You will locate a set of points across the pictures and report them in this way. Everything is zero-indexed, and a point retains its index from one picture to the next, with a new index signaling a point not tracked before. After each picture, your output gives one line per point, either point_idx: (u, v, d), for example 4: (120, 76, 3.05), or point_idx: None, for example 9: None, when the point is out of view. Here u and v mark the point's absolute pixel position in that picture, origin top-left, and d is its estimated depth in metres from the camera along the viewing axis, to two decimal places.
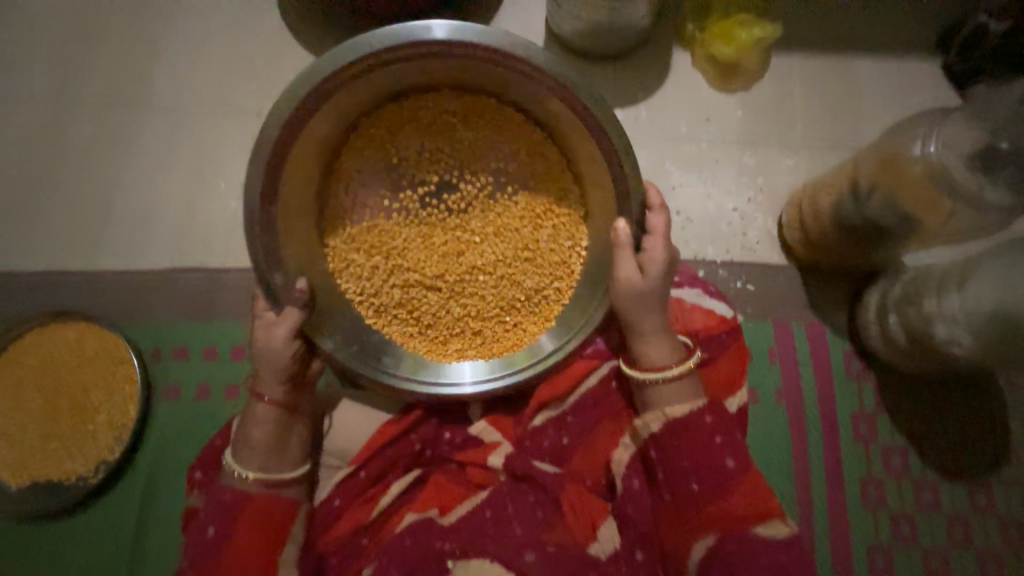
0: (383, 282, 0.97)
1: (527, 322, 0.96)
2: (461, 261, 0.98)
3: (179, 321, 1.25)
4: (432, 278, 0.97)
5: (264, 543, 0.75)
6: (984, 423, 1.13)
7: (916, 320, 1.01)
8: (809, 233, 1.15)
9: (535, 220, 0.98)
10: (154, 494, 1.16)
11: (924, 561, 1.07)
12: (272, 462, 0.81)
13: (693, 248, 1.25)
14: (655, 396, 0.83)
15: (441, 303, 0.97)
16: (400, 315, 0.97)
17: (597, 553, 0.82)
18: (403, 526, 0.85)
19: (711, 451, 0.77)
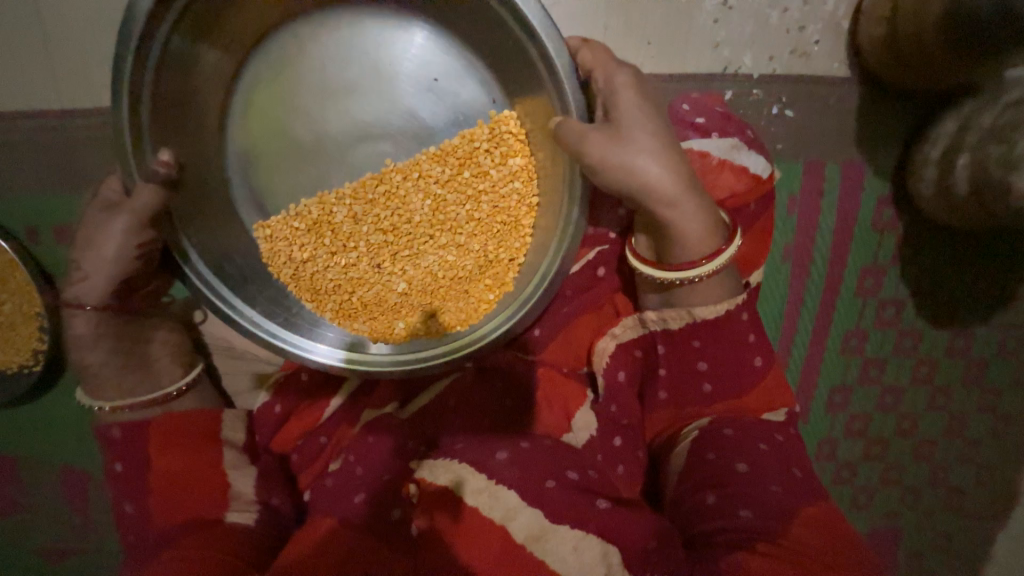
0: (305, 260, 0.69)
1: (482, 290, 0.69)
2: (396, 224, 0.68)
3: (43, 190, 0.94)
4: (364, 249, 0.69)
5: (190, 471, 0.68)
6: (999, 274, 1.01)
7: (995, 165, 0.76)
8: (899, 32, 0.79)
9: (488, 160, 0.67)
10: None
11: (878, 400, 1.08)
12: (132, 382, 0.70)
13: (726, 55, 0.88)
14: (681, 298, 0.70)
15: (379, 277, 0.70)
16: (333, 295, 0.70)
17: (573, 441, 0.76)
18: (362, 425, 0.78)
19: (740, 349, 0.72)
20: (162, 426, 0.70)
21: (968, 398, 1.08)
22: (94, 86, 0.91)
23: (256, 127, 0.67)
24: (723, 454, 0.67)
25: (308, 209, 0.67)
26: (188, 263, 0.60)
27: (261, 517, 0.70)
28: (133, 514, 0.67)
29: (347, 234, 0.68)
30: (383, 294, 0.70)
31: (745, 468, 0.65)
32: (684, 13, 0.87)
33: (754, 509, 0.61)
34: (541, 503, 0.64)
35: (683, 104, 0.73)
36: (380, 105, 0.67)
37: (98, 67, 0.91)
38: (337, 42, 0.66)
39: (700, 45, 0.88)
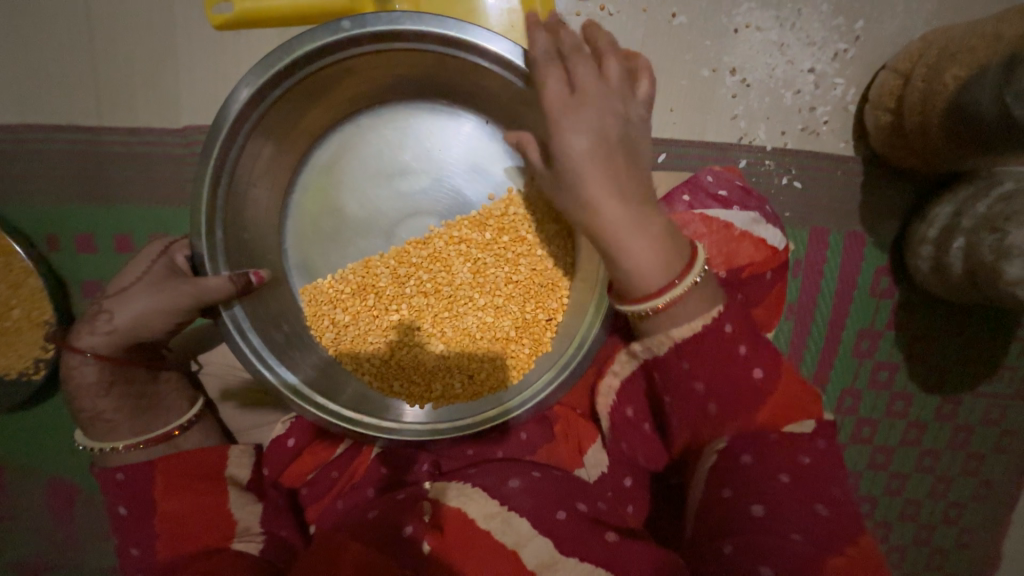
0: (351, 326, 0.74)
1: (521, 349, 0.73)
2: (437, 290, 0.74)
3: (75, 205, 0.96)
4: (406, 313, 0.74)
5: (197, 509, 0.65)
6: (986, 344, 1.07)
7: (989, 251, 0.81)
8: (905, 122, 0.86)
9: (526, 230, 0.73)
10: None
11: (869, 457, 1.11)
12: (147, 419, 0.67)
13: (742, 127, 0.94)
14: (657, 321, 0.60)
15: (419, 339, 0.74)
16: (374, 358, 0.73)
17: (585, 476, 0.77)
18: (376, 456, 0.78)
19: (732, 364, 0.61)
20: (169, 469, 0.66)
21: (955, 460, 1.12)
22: (131, 108, 0.94)
23: (317, 201, 0.74)
24: (738, 492, 0.58)
25: (355, 272, 0.74)
26: (227, 313, 0.61)
27: (269, 547, 0.67)
28: (139, 557, 0.64)
29: (390, 297, 0.73)
30: (420, 354, 0.73)
31: (761, 513, 0.55)
32: (704, 86, 0.93)
33: (773, 564, 0.51)
34: (551, 535, 0.63)
35: (708, 175, 0.78)
36: (429, 185, 0.74)
37: (138, 90, 0.93)
38: (397, 132, 0.74)
39: (719, 116, 0.94)
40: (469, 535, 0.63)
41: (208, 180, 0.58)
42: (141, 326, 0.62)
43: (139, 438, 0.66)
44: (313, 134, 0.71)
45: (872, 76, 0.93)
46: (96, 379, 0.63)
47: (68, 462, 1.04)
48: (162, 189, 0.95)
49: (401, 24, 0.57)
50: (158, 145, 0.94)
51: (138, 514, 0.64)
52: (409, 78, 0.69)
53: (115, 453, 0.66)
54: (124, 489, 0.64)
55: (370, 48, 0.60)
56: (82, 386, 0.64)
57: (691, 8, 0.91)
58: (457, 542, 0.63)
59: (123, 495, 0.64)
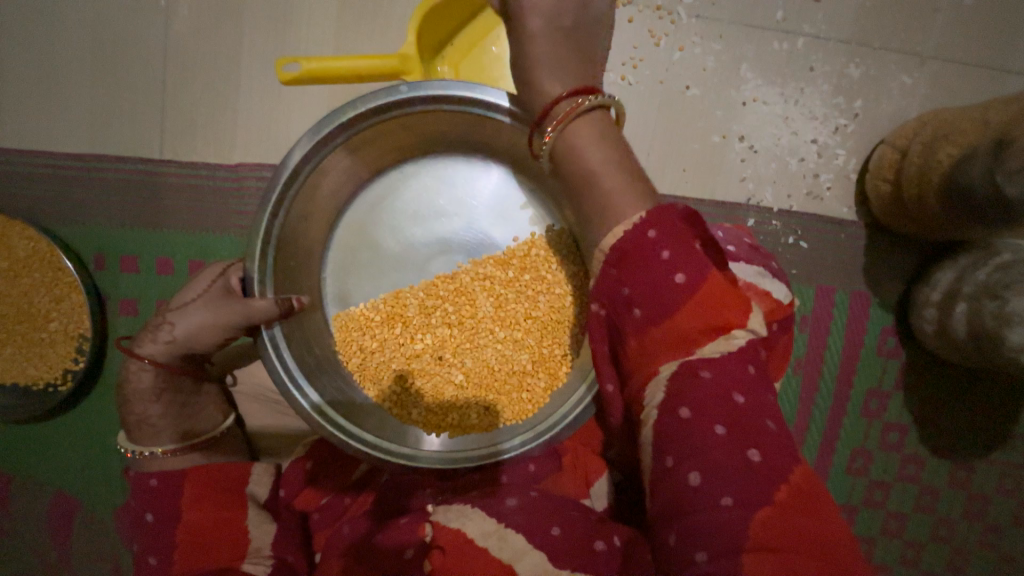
0: (377, 353, 0.77)
1: (537, 383, 0.76)
2: (460, 323, 0.78)
3: (127, 229, 1.03)
4: (430, 343, 0.78)
5: (217, 526, 0.68)
6: (996, 408, 1.07)
7: (992, 317, 0.85)
8: (903, 192, 0.92)
9: (547, 270, 0.78)
10: (108, 421, 1.06)
11: (882, 522, 1.09)
12: (187, 429, 0.70)
13: (750, 189, 1.01)
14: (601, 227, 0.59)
15: (440, 368, 0.77)
16: (396, 385, 0.77)
17: (592, 505, 0.79)
18: (389, 480, 0.79)
19: (655, 268, 0.54)
20: (197, 482, 0.68)
21: (970, 530, 1.10)
22: (189, 145, 1.03)
23: (356, 235, 0.81)
24: (680, 460, 0.48)
25: (386, 302, 0.78)
26: (269, 334, 0.65)
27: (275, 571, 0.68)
28: (156, 566, 0.66)
29: (416, 326, 0.78)
30: (440, 383, 0.77)
31: (699, 482, 0.47)
32: (715, 151, 1.01)
33: (710, 550, 0.45)
34: (545, 548, 0.63)
35: (718, 231, 0.83)
36: (460, 225, 0.81)
37: (198, 130, 1.03)
38: (433, 178, 0.82)
39: (729, 177, 1.01)
40: (465, 549, 0.63)
41: (265, 213, 0.64)
42: (195, 338, 0.67)
43: (182, 445, 0.69)
44: (359, 177, 0.78)
45: (871, 148, 1.01)
46: (150, 385, 0.67)
47: (82, 478, 1.06)
48: (208, 218, 1.02)
49: (450, 90, 0.65)
50: (208, 179, 1.02)
51: (161, 521, 0.67)
52: (449, 134, 0.76)
53: (153, 458, 0.68)
54: (153, 495, 0.67)
55: (422, 109, 0.68)
56: (129, 395, 0.68)
57: (704, 82, 1.00)
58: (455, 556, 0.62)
59: (151, 501, 0.67)
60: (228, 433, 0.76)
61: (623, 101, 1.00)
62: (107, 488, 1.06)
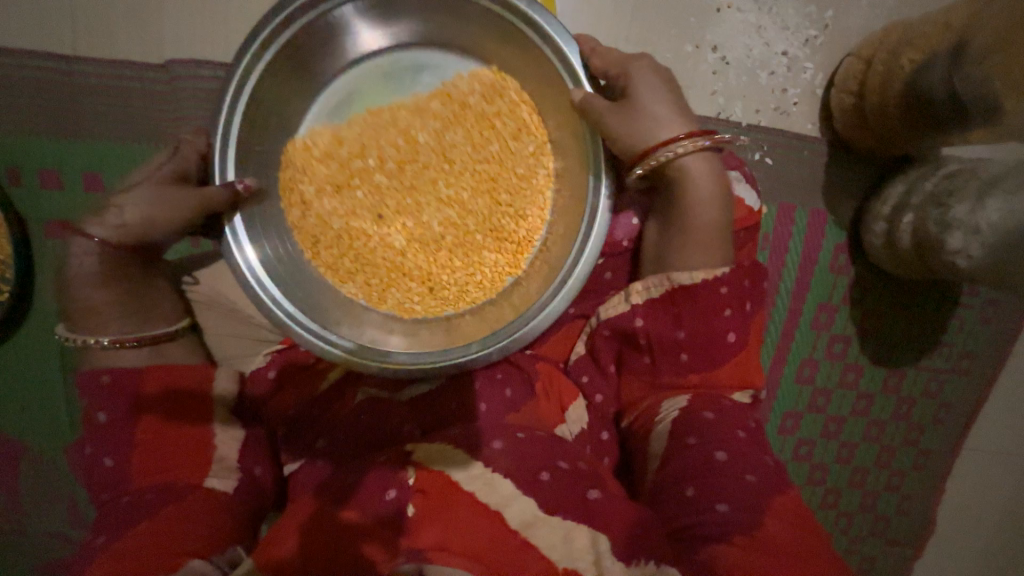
0: (329, 223, 0.77)
1: (488, 277, 0.77)
2: (415, 205, 0.77)
3: (41, 139, 0.91)
4: (383, 222, 0.77)
5: (178, 437, 0.66)
6: (927, 319, 1.16)
7: (936, 224, 0.90)
8: (865, 104, 0.93)
9: (514, 154, 0.77)
10: (41, 356, 0.97)
11: (823, 426, 1.19)
12: (142, 321, 0.68)
13: (719, 103, 1.00)
14: (679, 260, 0.73)
15: (394, 251, 0.78)
16: (348, 260, 0.77)
17: (566, 434, 0.76)
18: (355, 406, 0.74)
19: (716, 321, 0.72)
20: (156, 380, 0.66)
21: (897, 430, 1.22)
22: (109, 40, 0.90)
23: (326, 107, 0.77)
24: (702, 440, 0.66)
25: (339, 176, 0.76)
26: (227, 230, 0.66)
27: (241, 486, 0.69)
28: (113, 468, 0.64)
29: (370, 206, 0.77)
30: (390, 265, 0.77)
31: (725, 458, 0.64)
32: (687, 61, 0.98)
33: (733, 501, 0.60)
34: (533, 492, 0.62)
35: None
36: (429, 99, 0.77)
37: (117, 22, 0.90)
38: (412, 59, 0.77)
39: (700, 90, 0.99)
40: (448, 495, 0.62)
41: (227, 98, 0.64)
42: (150, 224, 0.64)
43: (131, 334, 0.66)
44: (311, 66, 0.72)
45: (838, 62, 1.01)
46: (97, 270, 0.63)
47: (17, 416, 0.98)
48: (139, 126, 0.91)
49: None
50: (134, 80, 0.90)
51: (116, 420, 0.65)
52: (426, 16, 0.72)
53: (104, 348, 0.65)
54: (110, 392, 0.65)
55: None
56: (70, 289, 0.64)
57: None
58: (438, 501, 0.61)
59: (108, 398, 0.65)
60: (181, 334, 0.72)
61: (596, 4, 0.95)
62: (46, 425, 0.98)
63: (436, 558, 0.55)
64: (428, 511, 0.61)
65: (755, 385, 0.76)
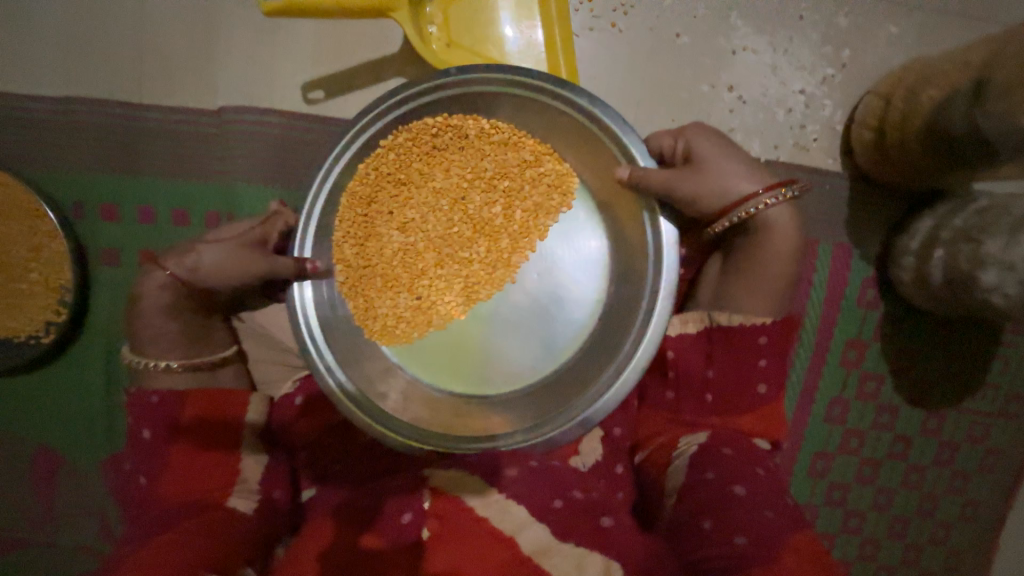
0: (368, 278, 0.79)
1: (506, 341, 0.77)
2: (444, 268, 0.79)
3: (105, 176, 1.01)
4: (414, 282, 0.79)
5: (207, 459, 0.69)
6: (965, 359, 1.11)
7: (967, 260, 0.88)
8: (886, 139, 0.93)
9: (538, 207, 0.78)
10: (89, 373, 1.03)
11: (857, 469, 1.13)
12: (198, 347, 0.73)
13: (737, 139, 1.02)
14: (731, 301, 0.73)
15: (420, 310, 0.79)
16: (380, 315, 0.78)
17: (580, 466, 0.74)
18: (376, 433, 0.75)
19: (749, 371, 0.72)
20: (200, 402, 0.70)
21: (940, 476, 1.14)
22: (170, 89, 1.01)
23: (378, 166, 0.77)
24: (721, 474, 0.65)
25: (379, 239, 0.79)
26: (297, 281, 0.70)
27: (260, 506, 0.71)
28: (148, 486, 0.68)
29: (405, 268, 0.79)
30: (417, 324, 0.78)
31: (743, 493, 0.64)
32: (704, 100, 1.01)
33: (750, 535, 0.59)
34: (547, 523, 0.64)
35: None
36: (474, 158, 0.79)
37: (179, 73, 1.00)
38: (462, 126, 0.77)
39: (716, 127, 1.01)
40: (461, 525, 0.62)
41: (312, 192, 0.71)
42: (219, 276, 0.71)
43: (190, 360, 0.72)
44: None
45: (857, 99, 1.02)
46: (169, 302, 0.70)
47: (62, 429, 1.04)
48: (190, 164, 1.00)
49: (495, 71, 0.68)
50: (189, 123, 1.00)
51: (156, 438, 0.69)
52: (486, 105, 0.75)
53: (162, 372, 0.71)
54: (153, 412, 0.69)
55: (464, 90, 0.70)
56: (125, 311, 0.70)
57: (694, 29, 1.00)
58: (452, 528, 0.62)
59: (152, 418, 0.69)
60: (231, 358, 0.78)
61: (613, 48, 1.00)
62: (87, 440, 1.04)
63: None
64: (441, 538, 0.61)
65: (778, 438, 0.74)
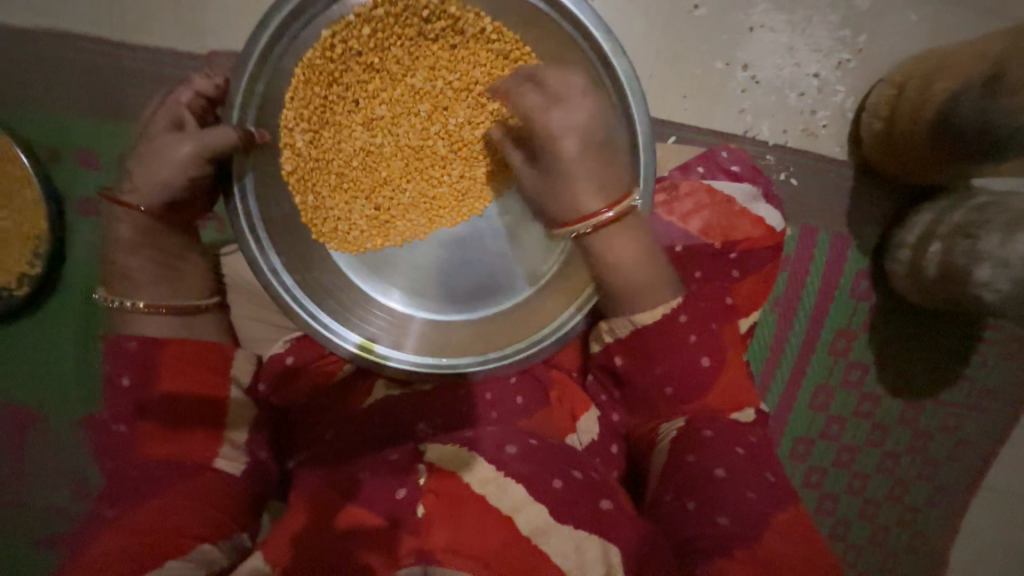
0: (323, 168, 0.77)
1: (459, 247, 0.82)
2: (407, 171, 0.81)
3: (85, 121, 0.95)
4: (373, 180, 0.80)
5: (193, 414, 0.67)
6: (946, 352, 1.14)
7: (963, 254, 0.89)
8: (896, 129, 0.92)
9: None
10: (67, 329, 0.99)
11: (835, 453, 1.17)
12: (173, 291, 0.71)
13: (747, 122, 1.00)
14: (625, 304, 0.69)
15: (376, 208, 0.81)
16: (331, 207, 0.78)
17: (575, 443, 0.74)
18: (371, 403, 0.75)
19: (687, 351, 0.70)
20: (176, 355, 0.67)
21: (912, 463, 1.19)
22: (157, 30, 0.94)
23: (349, 46, 0.71)
24: (701, 457, 0.64)
25: (342, 130, 0.77)
26: (242, 222, 0.65)
27: (249, 468, 0.69)
28: (127, 433, 0.65)
29: (369, 164, 0.80)
30: (369, 220, 0.81)
31: (723, 473, 0.62)
32: (717, 78, 0.99)
33: (732, 515, 0.58)
34: (548, 502, 0.56)
35: (723, 151, 0.85)
36: (461, 66, 0.77)
37: (167, 14, 0.94)
38: (458, 23, 0.74)
39: (727, 107, 1.00)
40: (459, 501, 0.56)
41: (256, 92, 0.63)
42: (169, 183, 0.65)
43: (160, 301, 0.69)
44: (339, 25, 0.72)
45: (870, 87, 1.00)
46: (149, 246, 0.68)
47: (39, 388, 1.00)
48: None
49: None
50: (177, 70, 0.94)
51: (139, 388, 0.66)
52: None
53: (136, 311, 0.68)
54: (131, 357, 0.66)
55: None
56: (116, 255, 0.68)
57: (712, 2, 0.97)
58: (449, 504, 0.55)
59: (128, 364, 0.66)
60: (211, 307, 0.75)
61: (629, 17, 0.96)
62: (65, 399, 1.00)
63: (445, 562, 0.51)
64: (437, 514, 0.54)
65: (750, 402, 0.75)
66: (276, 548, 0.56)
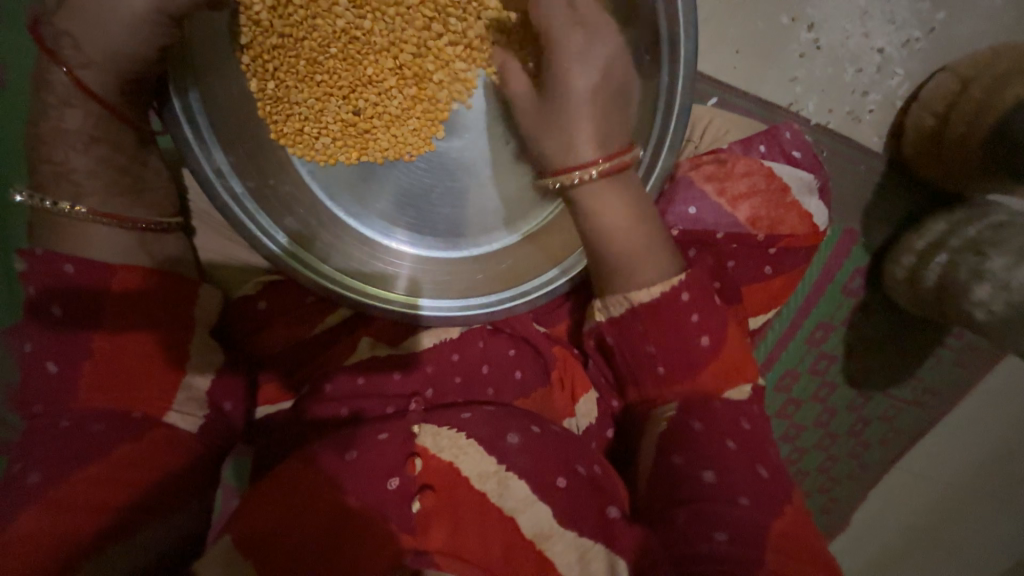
0: (289, 47, 0.62)
1: (447, 178, 0.70)
2: (396, 71, 0.65)
3: None
4: (352, 74, 0.64)
5: (145, 361, 0.57)
6: (910, 353, 1.19)
7: (968, 271, 0.89)
8: (948, 128, 0.86)
9: None
10: None
11: (784, 430, 1.20)
12: (122, 202, 0.57)
13: (796, 93, 0.90)
14: (626, 278, 0.62)
15: (352, 113, 0.66)
16: (295, 103, 0.64)
17: (573, 427, 0.72)
18: (355, 361, 0.68)
19: (684, 327, 0.62)
20: (124, 285, 0.56)
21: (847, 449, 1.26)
22: None
23: None
24: (689, 460, 0.60)
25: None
26: (185, 128, 0.54)
27: (209, 421, 0.62)
28: (57, 376, 0.53)
29: (349, 53, 0.63)
30: (340, 127, 0.67)
31: (712, 479, 0.59)
32: (779, 33, 0.88)
33: (730, 531, 0.56)
34: (550, 500, 0.56)
35: (785, 131, 0.76)
36: None
37: None
38: None
39: (779, 73, 0.89)
40: (460, 494, 0.56)
41: None
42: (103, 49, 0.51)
43: (107, 211, 0.56)
44: None
45: (928, 75, 0.92)
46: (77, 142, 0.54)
47: None
48: None
49: None
50: None
51: (69, 324, 0.54)
52: None
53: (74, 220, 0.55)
54: (64, 284, 0.54)
55: None
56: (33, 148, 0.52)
57: None
58: (449, 501, 0.56)
59: (58, 290, 0.54)
60: (173, 229, 0.63)
61: None
62: None
63: (443, 564, 0.52)
64: (440, 509, 0.55)
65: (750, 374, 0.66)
66: (256, 534, 0.52)
